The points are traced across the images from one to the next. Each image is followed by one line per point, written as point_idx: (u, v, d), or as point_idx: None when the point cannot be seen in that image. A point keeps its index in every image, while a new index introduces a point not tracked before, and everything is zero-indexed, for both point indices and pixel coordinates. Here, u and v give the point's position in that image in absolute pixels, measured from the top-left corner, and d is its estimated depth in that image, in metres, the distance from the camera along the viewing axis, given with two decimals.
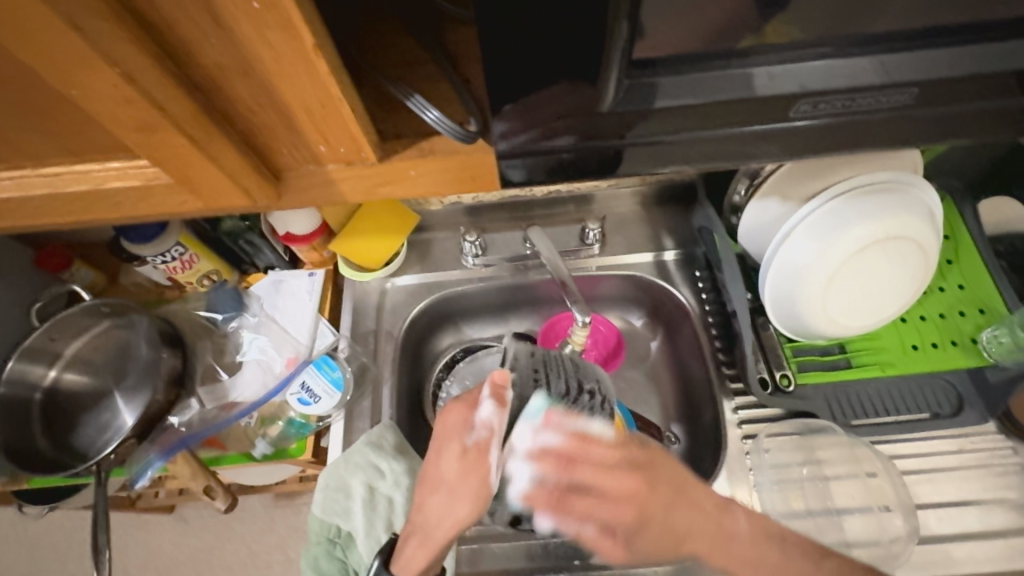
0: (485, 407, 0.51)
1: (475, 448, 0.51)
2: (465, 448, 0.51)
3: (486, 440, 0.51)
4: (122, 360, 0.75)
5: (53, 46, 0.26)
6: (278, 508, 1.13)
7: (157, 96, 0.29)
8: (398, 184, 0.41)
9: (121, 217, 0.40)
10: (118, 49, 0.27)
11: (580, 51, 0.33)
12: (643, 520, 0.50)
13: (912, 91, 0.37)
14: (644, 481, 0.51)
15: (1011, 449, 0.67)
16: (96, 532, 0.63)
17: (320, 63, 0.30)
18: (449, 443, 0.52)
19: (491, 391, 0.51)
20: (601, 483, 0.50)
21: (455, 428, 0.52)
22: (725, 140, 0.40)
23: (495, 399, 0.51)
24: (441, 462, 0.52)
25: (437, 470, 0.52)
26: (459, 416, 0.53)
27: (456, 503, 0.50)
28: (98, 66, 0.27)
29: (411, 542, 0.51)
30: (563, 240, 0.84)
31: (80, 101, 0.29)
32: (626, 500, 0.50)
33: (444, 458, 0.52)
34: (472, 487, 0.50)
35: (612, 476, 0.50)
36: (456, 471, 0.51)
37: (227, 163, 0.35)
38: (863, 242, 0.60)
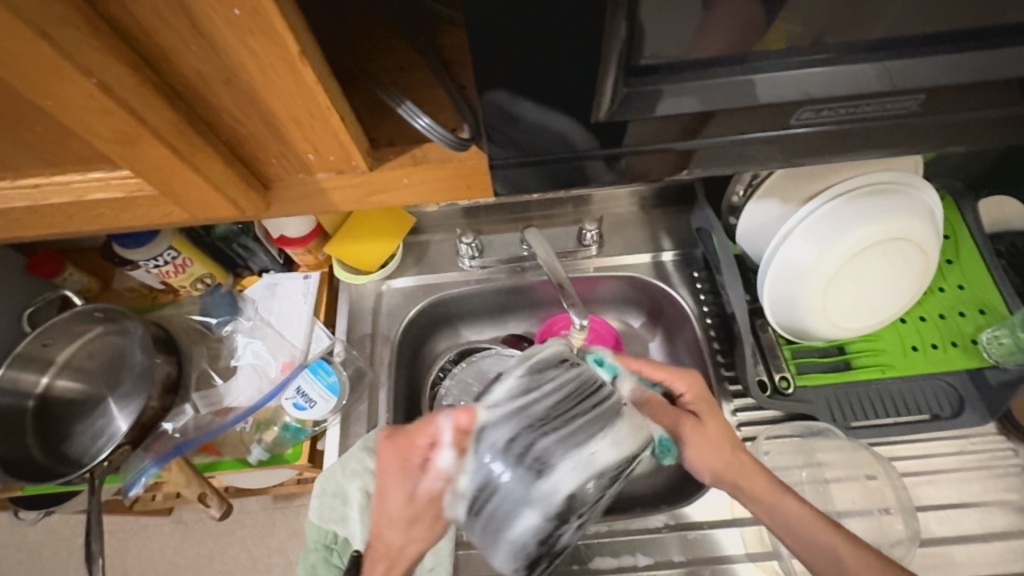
0: (445, 455, 0.44)
1: (424, 497, 0.47)
2: (413, 493, 0.48)
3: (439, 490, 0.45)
4: (115, 367, 0.74)
5: (23, 57, 0.25)
6: (277, 510, 1.13)
7: (135, 106, 0.28)
8: (390, 193, 0.40)
9: (105, 227, 0.39)
10: (91, 58, 0.26)
11: (575, 59, 0.32)
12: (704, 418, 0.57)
13: (922, 97, 0.37)
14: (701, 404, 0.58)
15: (1011, 451, 0.67)
16: (89, 539, 0.62)
17: (307, 72, 0.29)
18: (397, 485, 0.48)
19: (452, 431, 0.44)
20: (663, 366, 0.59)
21: (397, 468, 0.48)
22: (724, 146, 0.39)
23: (455, 442, 0.44)
24: (387, 503, 0.49)
25: (386, 504, 0.49)
26: (394, 460, 0.49)
27: (416, 541, 0.50)
28: (72, 77, 0.26)
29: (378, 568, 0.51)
30: (560, 242, 0.83)
31: (56, 113, 0.28)
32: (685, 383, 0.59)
33: (390, 498, 0.49)
34: (422, 529, 0.49)
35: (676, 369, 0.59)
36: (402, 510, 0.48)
37: (211, 174, 0.34)
38: (862, 243, 0.60)
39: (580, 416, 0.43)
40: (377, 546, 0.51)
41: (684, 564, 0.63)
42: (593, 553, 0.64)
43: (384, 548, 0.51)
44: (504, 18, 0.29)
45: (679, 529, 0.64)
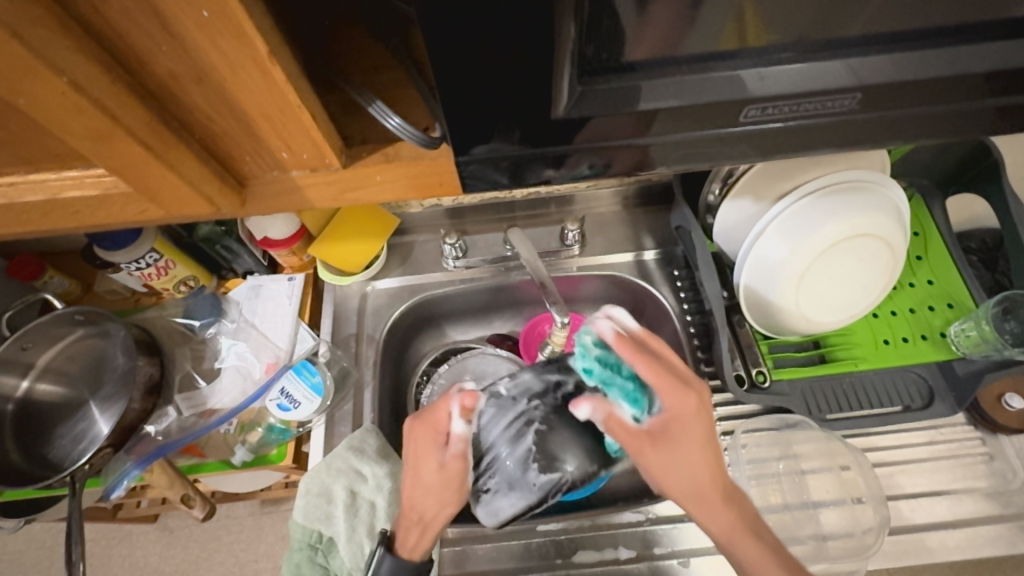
0: (456, 424, 0.56)
1: (453, 458, 0.56)
2: (442, 462, 0.56)
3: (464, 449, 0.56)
4: (96, 370, 0.74)
5: None
6: (264, 515, 1.12)
7: (108, 104, 0.29)
8: (364, 190, 0.41)
9: (82, 225, 0.39)
10: (63, 59, 0.27)
11: (540, 60, 0.33)
12: (676, 440, 0.52)
13: (857, 96, 0.38)
14: (678, 422, 0.52)
15: (980, 439, 0.69)
16: (70, 544, 0.62)
17: (277, 71, 0.30)
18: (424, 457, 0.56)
19: (458, 409, 0.56)
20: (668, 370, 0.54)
21: (424, 444, 0.57)
22: (694, 142, 0.40)
23: (462, 413, 0.56)
24: (420, 473, 0.56)
25: (417, 479, 0.56)
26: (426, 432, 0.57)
27: (446, 505, 0.56)
28: (44, 76, 0.26)
29: (414, 529, 0.56)
30: (543, 241, 0.84)
31: (28, 112, 0.29)
32: (682, 404, 0.52)
33: (421, 471, 0.57)
34: (454, 494, 0.56)
35: (681, 386, 0.53)
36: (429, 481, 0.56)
37: (185, 171, 0.35)
38: (832, 239, 0.61)
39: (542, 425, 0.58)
40: (410, 512, 0.56)
41: (666, 557, 0.64)
42: (576, 547, 0.65)
43: (417, 513, 0.56)
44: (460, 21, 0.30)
45: (660, 522, 0.65)
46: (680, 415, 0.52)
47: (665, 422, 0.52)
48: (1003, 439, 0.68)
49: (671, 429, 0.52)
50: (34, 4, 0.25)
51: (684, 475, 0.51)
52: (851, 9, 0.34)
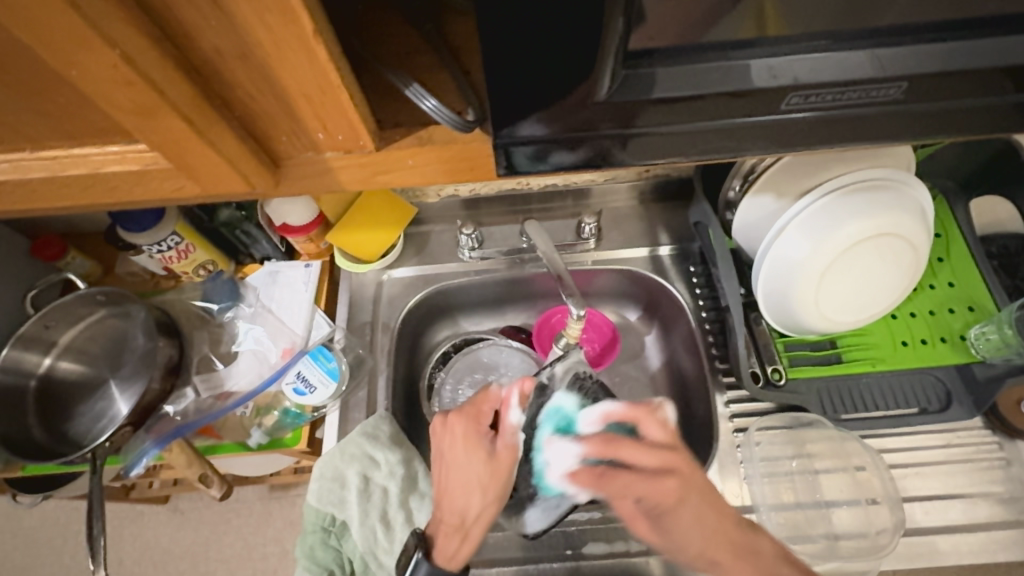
0: (514, 411, 0.60)
1: (503, 451, 0.58)
2: (491, 450, 0.58)
3: (515, 442, 0.59)
4: (116, 350, 0.75)
5: (49, 26, 0.26)
6: (274, 500, 1.13)
7: (156, 78, 0.29)
8: (394, 173, 0.41)
9: (119, 201, 0.40)
10: (116, 30, 0.27)
11: (576, 43, 0.33)
12: (669, 520, 0.53)
13: (898, 85, 0.38)
14: (669, 507, 0.53)
15: (997, 444, 0.68)
16: (90, 519, 0.63)
17: (319, 47, 0.30)
18: (471, 446, 0.59)
19: (519, 395, 0.60)
20: (639, 470, 0.54)
21: (466, 437, 0.59)
22: (721, 132, 0.40)
23: (520, 403, 0.60)
24: (466, 467, 0.58)
25: (461, 473, 0.58)
26: (464, 423, 0.60)
27: (492, 500, 0.57)
28: (97, 46, 0.27)
29: (460, 532, 0.55)
30: (559, 234, 0.84)
31: (76, 81, 0.29)
32: (661, 492, 0.53)
33: (466, 466, 0.58)
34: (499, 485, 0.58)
35: (655, 475, 0.54)
36: (479, 469, 0.58)
37: (224, 147, 0.35)
38: (856, 238, 0.61)
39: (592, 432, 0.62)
40: (452, 517, 0.56)
41: None
42: (587, 538, 0.65)
43: (460, 514, 0.56)
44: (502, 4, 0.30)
45: None
46: (660, 502, 0.53)
47: (652, 510, 0.53)
48: (1020, 445, 0.68)
49: (665, 518, 0.53)
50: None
51: (685, 547, 0.53)
52: None
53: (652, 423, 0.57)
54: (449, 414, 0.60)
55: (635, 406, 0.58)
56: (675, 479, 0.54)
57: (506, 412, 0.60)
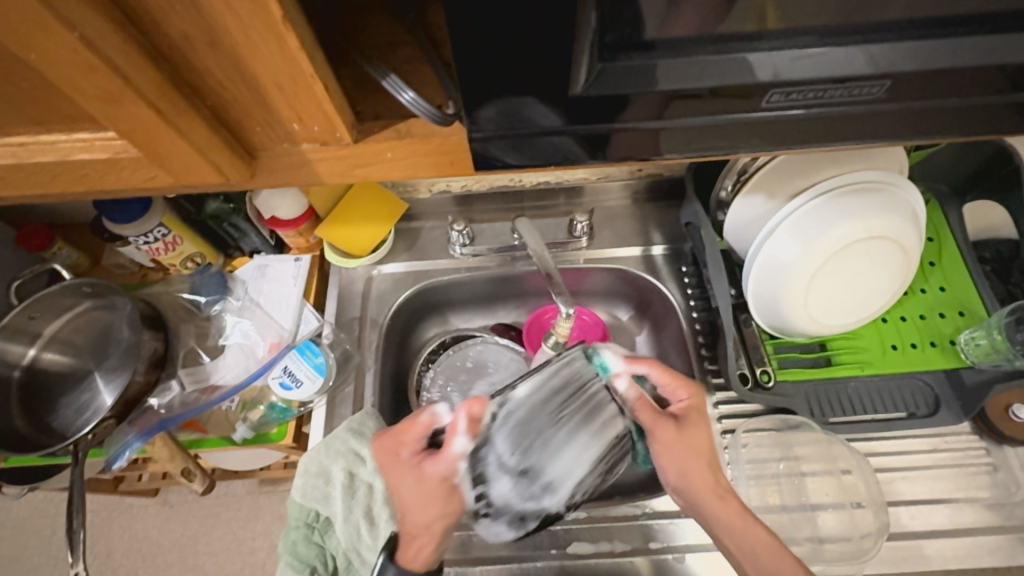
0: (459, 440, 0.53)
1: (438, 476, 0.54)
2: (421, 474, 0.55)
3: (453, 469, 0.54)
4: (101, 342, 0.74)
5: (3, 9, 0.25)
6: (263, 494, 1.13)
7: (119, 64, 0.29)
8: (373, 166, 0.41)
9: (91, 190, 0.39)
10: (76, 13, 0.26)
11: (559, 36, 0.32)
12: (691, 422, 0.60)
13: (884, 84, 0.37)
14: (695, 414, 0.60)
15: (984, 449, 0.68)
16: (71, 513, 0.62)
17: (290, 36, 0.30)
18: (404, 472, 0.56)
19: (466, 420, 0.52)
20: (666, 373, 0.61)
21: (393, 463, 0.57)
22: (709, 131, 0.40)
23: (468, 429, 0.53)
24: (401, 492, 0.55)
25: (401, 495, 0.55)
26: (386, 455, 0.57)
27: (440, 516, 0.54)
28: (55, 30, 0.26)
29: (420, 539, 0.54)
30: (551, 232, 0.84)
31: (37, 65, 0.28)
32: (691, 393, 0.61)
33: (405, 486, 0.55)
34: (443, 505, 0.54)
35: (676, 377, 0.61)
36: (417, 496, 0.54)
37: (194, 137, 0.34)
38: (845, 239, 0.61)
39: (563, 436, 0.53)
40: (408, 525, 0.55)
41: (660, 552, 0.64)
42: (572, 538, 0.65)
43: (411, 524, 0.54)
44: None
45: (657, 517, 0.66)
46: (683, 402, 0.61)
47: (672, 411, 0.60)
48: (1008, 451, 0.67)
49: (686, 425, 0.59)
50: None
51: (683, 465, 0.59)
52: None
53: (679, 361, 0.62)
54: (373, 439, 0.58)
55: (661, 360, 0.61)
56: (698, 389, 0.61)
57: (451, 438, 0.53)
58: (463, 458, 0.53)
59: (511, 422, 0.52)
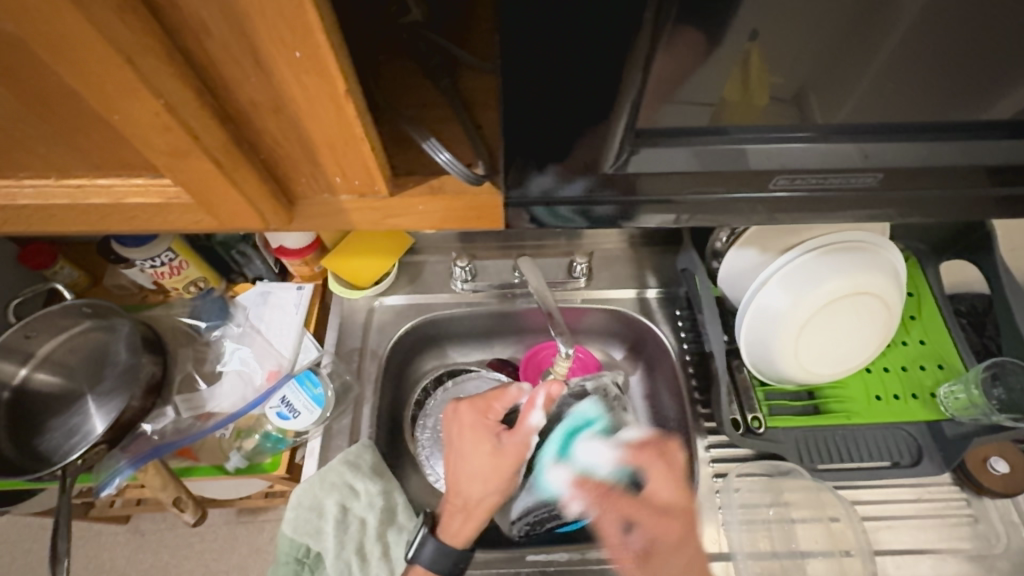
0: (536, 414, 0.65)
1: (510, 446, 0.65)
2: (498, 446, 0.65)
3: (524, 442, 0.65)
4: (97, 364, 0.74)
5: (102, 78, 0.27)
6: (240, 524, 1.10)
7: (193, 126, 0.31)
8: (403, 217, 0.43)
9: (132, 228, 0.41)
10: (164, 83, 0.28)
11: (587, 109, 0.36)
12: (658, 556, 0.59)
13: (875, 176, 0.42)
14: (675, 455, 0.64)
15: (965, 500, 0.70)
16: (55, 539, 0.61)
17: (349, 106, 0.32)
18: (481, 440, 0.66)
19: (544, 398, 0.66)
20: (650, 501, 0.62)
21: (475, 428, 0.67)
22: (710, 197, 0.43)
23: (543, 406, 0.66)
24: (472, 455, 0.65)
25: (470, 460, 0.65)
26: (473, 416, 0.67)
27: (492, 492, 0.65)
28: (144, 97, 0.28)
29: (458, 516, 0.64)
30: (550, 272, 0.86)
31: (118, 124, 0.30)
32: (664, 531, 0.60)
33: (474, 452, 0.65)
34: (503, 477, 0.65)
35: (662, 511, 0.61)
36: (488, 463, 0.65)
37: (247, 188, 0.36)
38: (835, 294, 0.64)
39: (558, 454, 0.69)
40: (456, 499, 0.65)
41: None
42: None
43: (464, 498, 0.64)
44: (532, 81, 0.34)
45: None
46: (653, 534, 0.60)
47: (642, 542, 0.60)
48: (987, 502, 0.70)
49: (654, 554, 0.59)
50: (151, 37, 0.27)
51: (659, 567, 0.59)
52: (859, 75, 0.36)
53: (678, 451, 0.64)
54: (464, 403, 0.67)
55: (656, 440, 0.65)
56: (679, 523, 0.61)
57: (529, 412, 0.66)
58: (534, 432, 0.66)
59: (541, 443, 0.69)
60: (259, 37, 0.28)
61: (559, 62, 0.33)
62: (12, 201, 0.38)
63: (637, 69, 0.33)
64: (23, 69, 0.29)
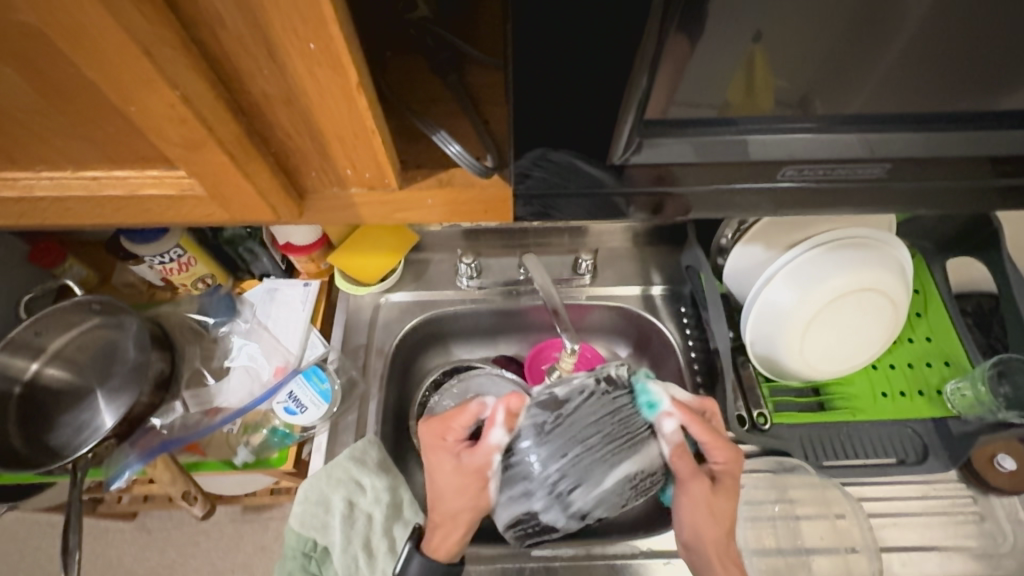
0: (497, 431, 0.57)
1: (472, 465, 0.58)
2: (459, 464, 0.59)
3: (486, 462, 0.58)
4: (107, 360, 0.74)
5: (120, 70, 0.28)
6: (246, 522, 1.10)
7: (207, 118, 0.31)
8: (411, 211, 0.43)
9: (146, 222, 0.42)
10: (180, 74, 0.29)
11: (595, 103, 0.36)
12: (726, 488, 0.60)
13: (883, 165, 0.42)
14: (730, 479, 0.60)
15: (972, 498, 0.70)
16: (66, 533, 0.61)
17: (360, 99, 0.33)
18: (444, 459, 0.60)
19: (504, 413, 0.58)
20: (714, 448, 0.59)
21: (435, 449, 0.62)
22: (715, 192, 0.44)
23: (505, 422, 0.57)
24: (438, 477, 0.60)
25: (437, 480, 0.60)
26: (433, 435, 0.63)
27: (467, 508, 0.59)
28: (160, 88, 0.29)
29: (443, 530, 0.60)
30: (555, 269, 0.87)
31: (134, 116, 0.31)
32: (733, 461, 0.61)
33: (438, 473, 0.60)
34: (472, 497, 0.58)
35: (694, 473, 0.58)
36: (453, 482, 0.59)
37: (259, 181, 0.37)
38: (841, 290, 0.64)
39: (557, 449, 0.55)
40: (435, 515, 0.60)
41: None
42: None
43: (440, 514, 0.59)
44: (539, 74, 0.34)
45: (653, 557, 0.66)
46: (705, 501, 0.59)
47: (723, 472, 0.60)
48: (994, 500, 0.70)
49: (692, 545, 0.60)
50: (168, 29, 0.27)
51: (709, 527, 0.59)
52: (867, 71, 0.36)
53: (716, 412, 0.63)
54: (422, 422, 0.64)
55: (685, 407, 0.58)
56: (734, 464, 0.61)
57: (490, 430, 0.58)
58: (499, 450, 0.58)
59: (533, 434, 0.56)
60: (273, 30, 0.29)
61: (567, 56, 0.33)
62: (29, 194, 0.39)
63: (645, 63, 0.34)
64: (41, 60, 0.30)
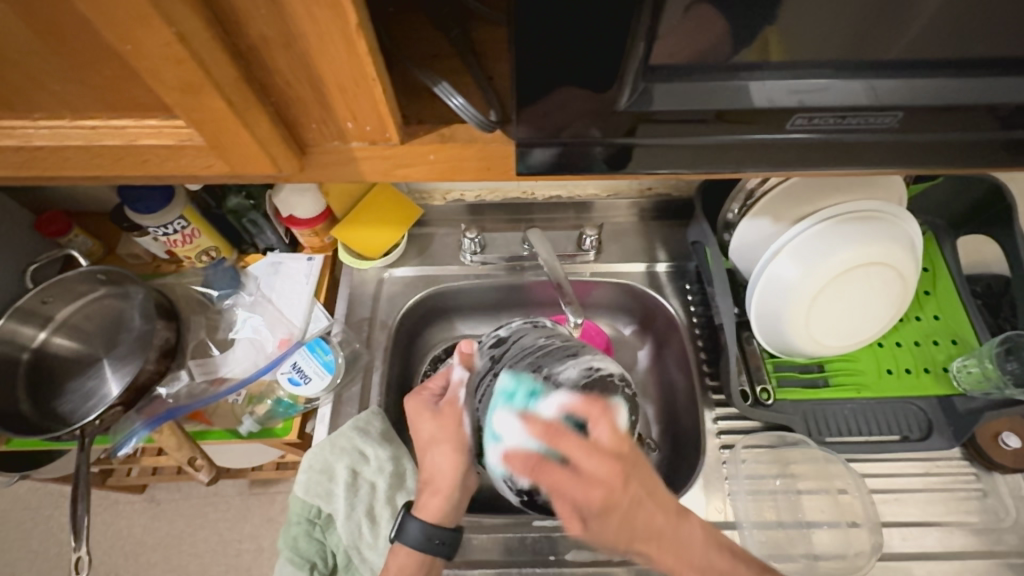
0: (457, 369, 0.61)
1: (447, 405, 0.60)
2: (436, 410, 0.60)
3: (457, 397, 0.60)
4: (113, 329, 0.75)
5: (115, 6, 0.27)
6: (252, 496, 1.12)
7: (205, 59, 0.31)
8: (413, 167, 0.43)
9: (147, 174, 0.41)
10: (176, 11, 0.28)
11: (600, 56, 0.35)
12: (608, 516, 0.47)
13: (896, 115, 0.40)
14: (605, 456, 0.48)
15: (974, 475, 0.70)
16: (75, 499, 0.62)
17: (360, 42, 0.32)
18: (422, 414, 0.60)
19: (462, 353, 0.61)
20: (584, 472, 0.46)
21: (416, 412, 0.61)
22: (721, 146, 0.43)
23: (464, 361, 0.61)
24: (421, 433, 0.61)
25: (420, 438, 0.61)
26: (416, 404, 0.61)
27: (451, 454, 0.59)
28: (156, 26, 0.28)
29: (433, 494, 0.59)
30: (560, 244, 0.86)
31: (130, 57, 0.31)
32: (592, 491, 0.46)
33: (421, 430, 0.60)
34: (453, 436, 0.59)
35: (589, 478, 0.46)
36: (433, 430, 0.60)
37: (258, 130, 0.37)
38: (847, 263, 0.63)
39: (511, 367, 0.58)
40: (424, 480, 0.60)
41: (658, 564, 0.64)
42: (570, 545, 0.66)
43: (428, 473, 0.60)
44: (542, 22, 0.33)
45: None
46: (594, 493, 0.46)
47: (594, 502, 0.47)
48: (997, 477, 0.69)
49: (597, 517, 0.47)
50: None
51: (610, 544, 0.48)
52: (879, 14, 0.35)
53: (605, 426, 0.49)
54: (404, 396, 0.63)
55: (587, 400, 0.51)
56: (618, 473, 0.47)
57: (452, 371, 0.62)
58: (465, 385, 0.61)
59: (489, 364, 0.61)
60: None
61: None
62: (28, 143, 0.38)
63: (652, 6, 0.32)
64: None
